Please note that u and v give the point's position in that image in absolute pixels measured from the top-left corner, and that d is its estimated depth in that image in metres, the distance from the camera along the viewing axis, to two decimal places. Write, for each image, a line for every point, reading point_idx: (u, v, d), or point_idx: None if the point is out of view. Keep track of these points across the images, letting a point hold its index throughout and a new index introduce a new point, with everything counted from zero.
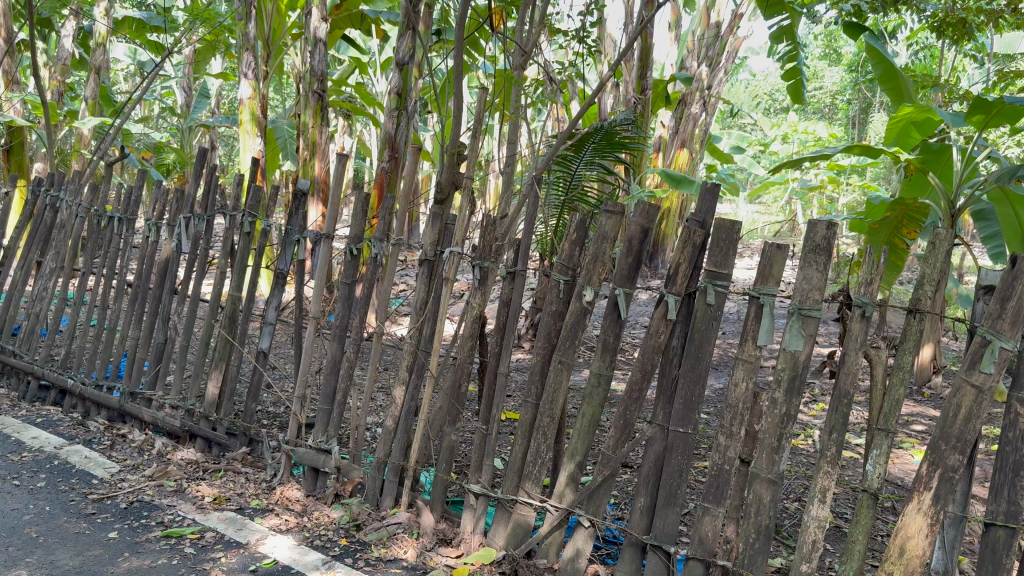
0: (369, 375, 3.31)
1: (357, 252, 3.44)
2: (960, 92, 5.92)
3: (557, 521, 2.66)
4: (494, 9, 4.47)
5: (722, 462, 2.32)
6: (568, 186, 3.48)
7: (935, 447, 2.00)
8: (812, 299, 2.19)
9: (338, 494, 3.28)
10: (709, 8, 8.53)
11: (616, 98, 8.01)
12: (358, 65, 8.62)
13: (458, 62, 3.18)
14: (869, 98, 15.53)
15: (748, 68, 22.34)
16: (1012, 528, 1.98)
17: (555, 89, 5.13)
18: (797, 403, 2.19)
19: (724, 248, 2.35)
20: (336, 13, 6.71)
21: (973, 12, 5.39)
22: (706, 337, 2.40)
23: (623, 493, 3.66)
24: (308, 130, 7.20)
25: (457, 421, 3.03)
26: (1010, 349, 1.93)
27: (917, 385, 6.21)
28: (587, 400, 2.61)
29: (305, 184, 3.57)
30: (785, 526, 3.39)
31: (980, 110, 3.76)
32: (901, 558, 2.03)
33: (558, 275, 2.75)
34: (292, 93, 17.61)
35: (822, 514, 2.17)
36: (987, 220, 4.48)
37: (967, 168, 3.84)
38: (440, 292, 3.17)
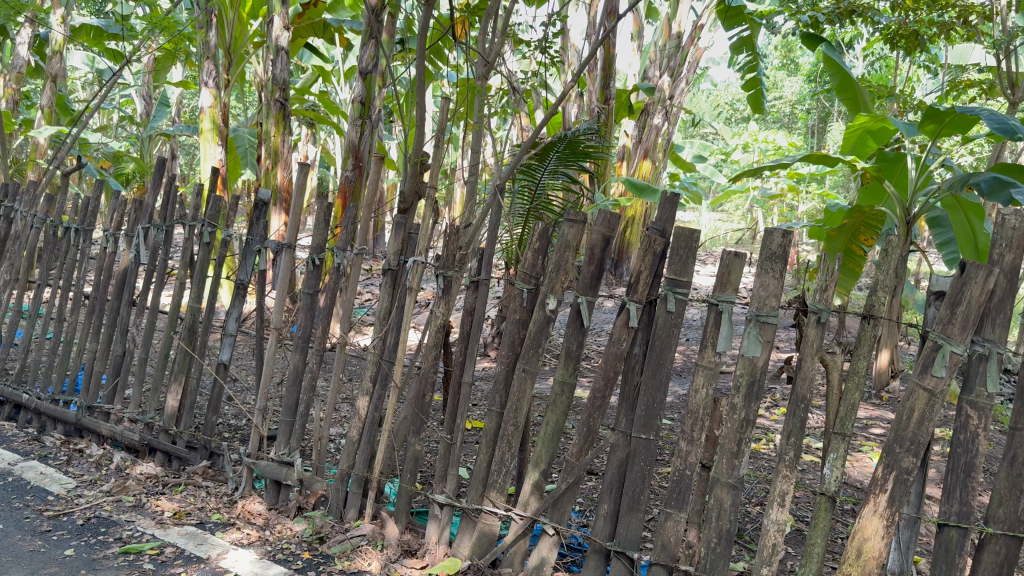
0: (332, 385, 3.26)
1: (320, 261, 3.39)
2: (915, 102, 6.07)
3: (521, 530, 2.65)
4: (458, 18, 4.48)
5: (684, 467, 2.35)
6: (532, 195, 3.45)
7: (889, 450, 2.04)
8: (769, 305, 2.21)
9: (301, 507, 3.26)
10: (672, 18, 8.56)
11: (581, 106, 8.00)
12: (321, 73, 8.56)
13: (420, 72, 3.16)
14: (828, 108, 15.82)
15: (711, 77, 22.68)
16: (964, 528, 2.02)
17: (519, 98, 5.14)
18: (755, 408, 2.22)
19: (684, 255, 2.37)
20: (298, 21, 6.56)
21: (926, 24, 5.54)
22: (667, 345, 2.42)
23: (588, 500, 3.68)
24: (270, 138, 7.13)
25: (422, 431, 3.02)
26: (961, 353, 1.97)
27: (875, 390, 6.31)
28: (551, 408, 2.61)
29: (267, 194, 3.53)
30: (748, 531, 3.43)
31: (933, 119, 3.83)
32: (858, 560, 2.07)
33: (522, 284, 2.76)
34: (255, 102, 17.44)
35: (781, 518, 2.20)
36: (942, 227, 4.56)
37: (921, 176, 3.80)
38: (403, 301, 3.16)
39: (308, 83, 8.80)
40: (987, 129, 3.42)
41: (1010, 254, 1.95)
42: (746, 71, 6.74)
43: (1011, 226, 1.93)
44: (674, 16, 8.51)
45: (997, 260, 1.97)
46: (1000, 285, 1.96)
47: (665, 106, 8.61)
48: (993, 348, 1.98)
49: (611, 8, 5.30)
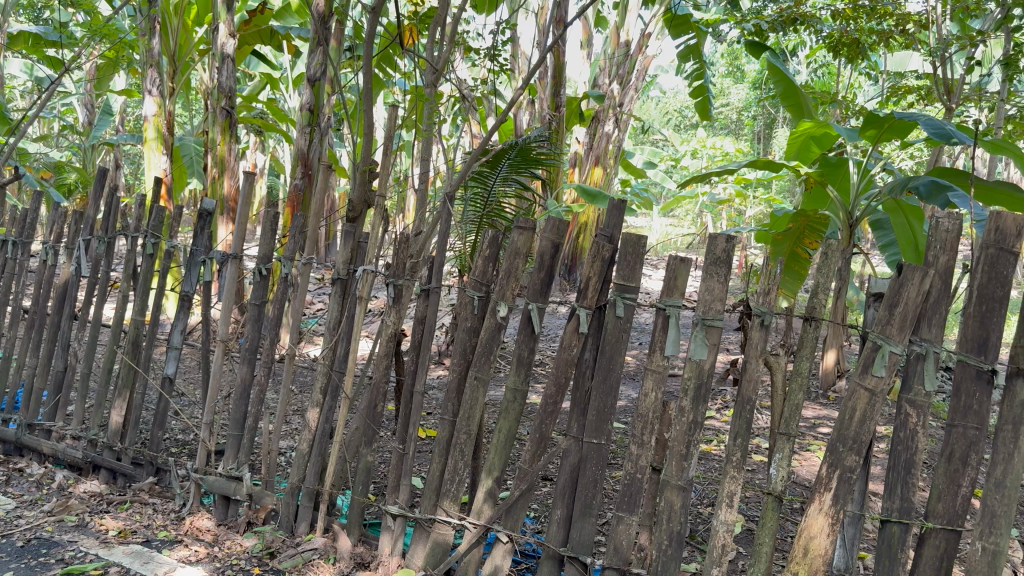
0: (280, 397, 3.21)
1: (267, 272, 3.34)
2: (856, 107, 6.25)
3: (475, 538, 2.64)
4: (408, 26, 4.47)
5: (635, 470, 2.37)
6: (485, 203, 3.38)
7: (833, 449, 2.08)
8: (714, 309, 2.24)
9: (250, 522, 3.21)
10: (619, 27, 8.64)
11: (532, 114, 8.03)
12: (269, 81, 8.45)
13: (367, 81, 3.12)
14: (774, 115, 16.18)
15: (660, 85, 23.00)
16: (905, 523, 2.07)
17: (470, 105, 5.13)
18: (703, 410, 2.25)
19: (632, 262, 2.39)
20: (244, 29, 6.46)
21: (866, 33, 5.71)
22: (616, 350, 2.44)
23: (542, 506, 3.70)
24: (216, 146, 6.96)
25: (374, 442, 2.99)
26: (899, 353, 2.02)
27: (822, 389, 6.42)
28: (504, 415, 2.61)
29: (211, 203, 3.47)
30: (699, 531, 3.48)
31: (873, 125, 3.93)
32: (805, 558, 2.11)
33: (472, 291, 2.75)
34: (200, 111, 17.12)
35: (729, 518, 2.24)
36: (883, 229, 4.68)
37: (863, 180, 3.87)
38: (353, 310, 3.12)
39: (256, 91, 8.68)
40: (925, 134, 3.51)
41: (944, 255, 1.99)
42: (693, 79, 6.83)
43: (944, 228, 1.98)
44: (622, 25, 8.60)
45: (931, 262, 2.01)
46: (935, 286, 2.01)
47: (615, 113, 8.70)
48: (930, 347, 2.03)
49: (560, 16, 5.34)
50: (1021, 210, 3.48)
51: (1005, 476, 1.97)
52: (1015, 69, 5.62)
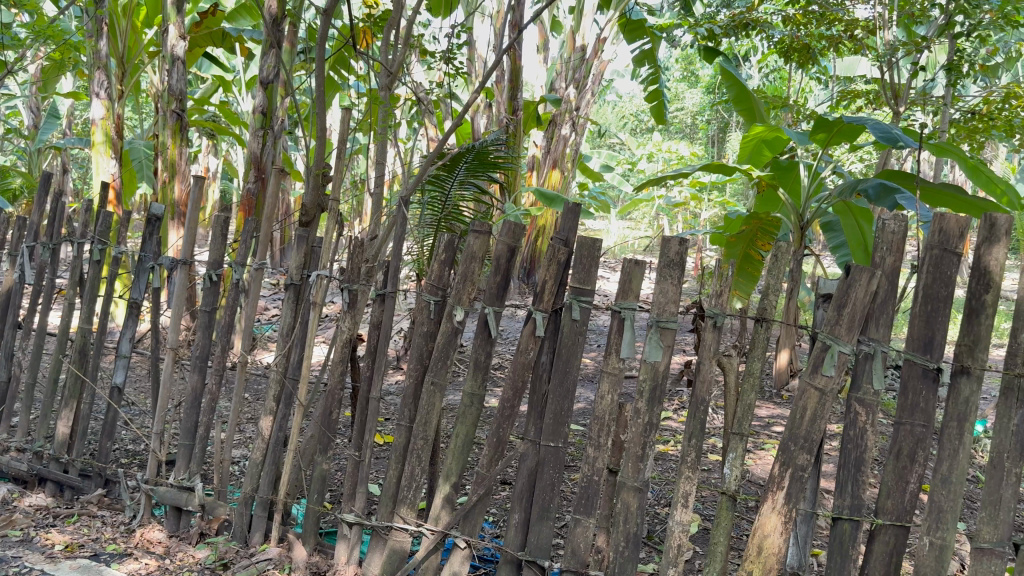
0: (233, 405, 3.15)
1: (218, 277, 3.27)
2: (807, 112, 6.38)
3: (432, 545, 2.62)
4: (362, 29, 4.44)
5: (592, 473, 2.38)
6: (442, 206, 3.34)
7: (785, 449, 2.11)
8: (668, 311, 2.26)
9: (203, 533, 3.15)
10: (575, 32, 8.67)
11: (489, 117, 8.02)
12: (221, 83, 8.31)
13: (319, 84, 3.08)
14: (727, 119, 16.41)
15: (615, 89, 23.16)
16: (856, 520, 2.11)
17: (426, 108, 5.11)
18: (658, 411, 2.26)
19: (588, 264, 2.40)
20: (195, 30, 6.35)
21: (816, 38, 5.83)
22: (573, 353, 2.44)
23: (501, 510, 3.70)
24: (166, 151, 6.71)
25: (329, 449, 2.96)
26: (848, 352, 2.05)
27: (776, 389, 6.51)
28: (461, 420, 2.59)
29: (160, 208, 3.40)
30: (657, 532, 3.51)
31: (824, 128, 4.00)
32: (759, 557, 2.14)
33: (428, 296, 2.73)
34: (151, 113, 16.77)
35: (685, 518, 2.26)
36: (833, 231, 4.76)
37: (813, 182, 3.97)
38: (307, 316, 3.08)
39: (208, 93, 8.52)
40: (873, 138, 3.57)
41: (891, 257, 2.04)
42: (648, 83, 6.88)
43: (891, 230, 2.01)
44: (577, 30, 8.63)
45: (879, 262, 2.05)
46: (882, 287, 2.05)
47: (572, 117, 8.74)
48: (878, 347, 2.07)
49: (516, 20, 5.34)
50: (967, 210, 3.54)
51: (950, 472, 2.02)
52: (959, 75, 5.76)
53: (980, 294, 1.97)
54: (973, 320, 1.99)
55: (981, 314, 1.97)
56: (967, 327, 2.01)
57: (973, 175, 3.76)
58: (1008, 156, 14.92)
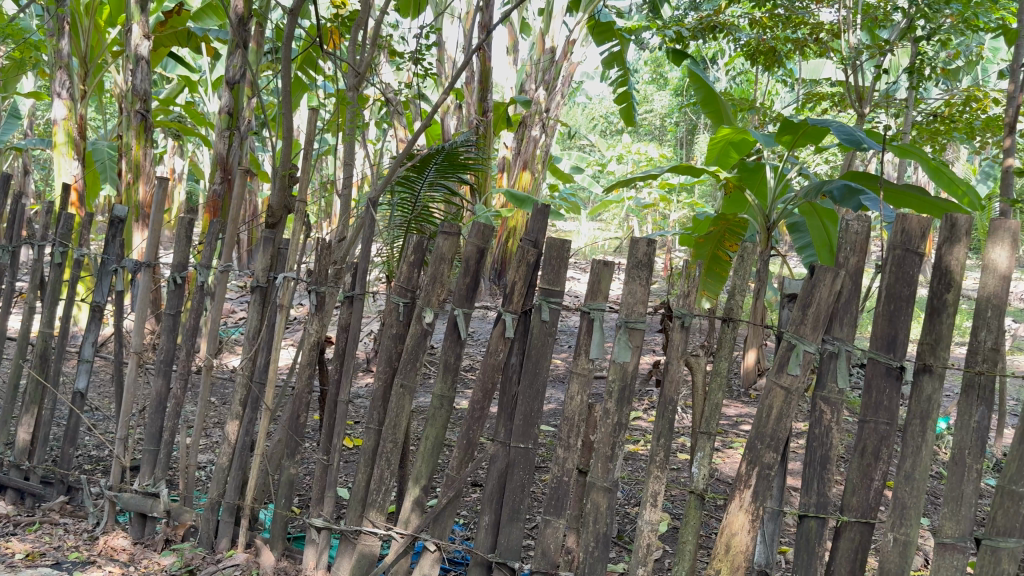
0: (198, 410, 3.11)
1: (182, 280, 3.22)
2: (773, 114, 6.45)
3: (402, 548, 2.61)
4: (330, 29, 4.41)
5: (561, 474, 2.38)
6: (411, 207, 3.31)
7: (752, 447, 2.14)
8: (637, 312, 2.27)
9: (168, 539, 3.11)
10: (544, 33, 8.68)
11: (459, 119, 8.00)
12: (187, 84, 8.20)
13: (286, 85, 3.05)
14: (695, 121, 16.56)
15: (585, 91, 23.26)
16: (822, 518, 2.14)
17: (395, 109, 5.08)
18: (627, 411, 2.28)
19: (557, 265, 2.40)
20: (160, 30, 6.18)
21: (781, 41, 5.90)
22: (542, 354, 2.44)
23: (471, 512, 3.69)
24: (130, 151, 6.46)
25: (297, 453, 2.93)
26: (813, 351, 2.08)
27: (744, 388, 6.58)
28: (431, 423, 2.58)
29: (123, 210, 3.35)
30: (627, 531, 3.53)
31: (789, 130, 4.04)
32: (727, 555, 2.16)
33: (397, 297, 2.71)
34: (115, 113, 16.51)
35: (654, 518, 2.27)
36: (799, 232, 4.81)
37: (779, 184, 4.02)
38: (274, 319, 3.05)
39: (174, 94, 8.40)
40: (837, 140, 3.62)
41: (854, 257, 2.06)
42: (617, 85, 6.91)
43: (854, 230, 2.04)
44: (547, 31, 8.65)
45: (842, 263, 2.08)
46: (846, 286, 2.08)
47: (542, 119, 8.76)
48: (841, 346, 2.09)
49: (485, 21, 5.33)
50: (930, 212, 3.60)
51: (914, 469, 2.05)
52: (921, 78, 5.86)
53: (942, 293, 2.00)
54: (935, 319, 2.03)
55: (942, 313, 2.01)
56: (929, 326, 2.04)
57: (935, 176, 3.83)
58: (968, 159, 15.23)
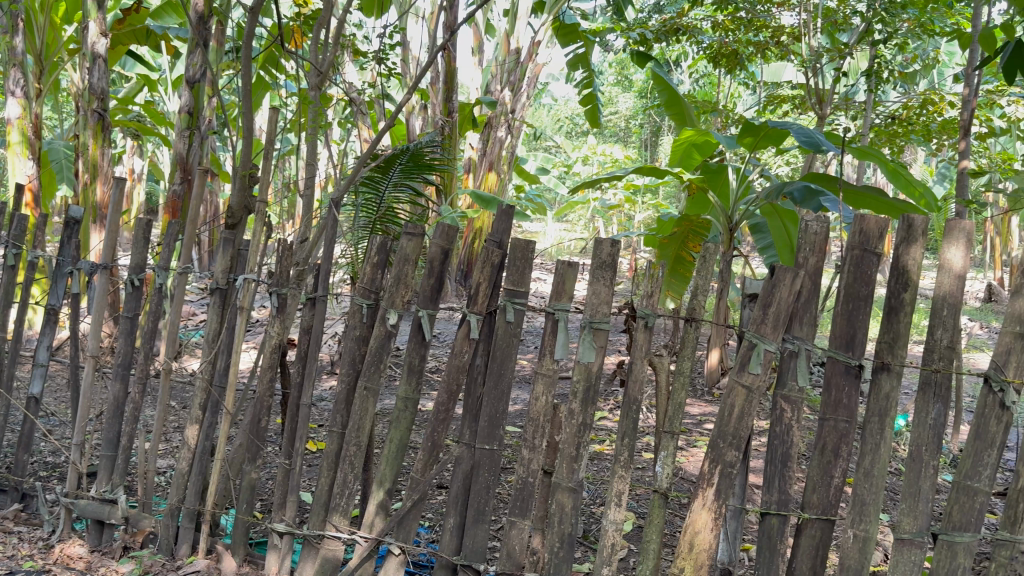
0: (157, 414, 3.05)
1: (140, 282, 3.16)
2: (735, 116, 6.52)
3: (366, 552, 2.59)
4: (293, 28, 4.37)
5: (526, 475, 2.38)
6: (376, 207, 3.26)
7: (714, 446, 2.15)
8: (601, 312, 2.27)
9: (127, 547, 3.05)
10: (509, 34, 8.68)
11: (424, 119, 7.97)
12: (146, 82, 8.06)
13: (246, 84, 3.01)
14: (659, 123, 16.70)
15: (550, 93, 23.33)
16: (783, 515, 2.16)
17: (358, 109, 5.04)
18: (592, 411, 2.28)
19: (521, 266, 2.39)
20: (117, 27, 6.07)
21: (743, 44, 5.97)
22: (507, 355, 2.44)
23: (437, 514, 3.68)
24: (87, 152, 6.37)
25: (258, 457, 2.89)
26: (773, 350, 2.09)
27: (707, 388, 6.64)
28: (395, 425, 2.56)
29: (79, 211, 3.28)
30: (592, 531, 3.54)
31: (751, 132, 4.08)
32: (691, 553, 2.17)
33: (361, 299, 2.69)
34: (71, 112, 16.19)
35: (618, 517, 2.28)
36: (761, 233, 4.87)
37: (741, 186, 4.06)
38: (234, 322, 3.00)
39: (132, 93, 8.25)
40: (797, 142, 3.66)
41: (813, 257, 2.08)
42: (582, 86, 6.93)
43: (813, 231, 2.06)
44: (512, 32, 8.67)
45: (802, 263, 2.10)
46: (805, 286, 2.10)
47: (507, 120, 8.76)
48: (802, 345, 2.11)
49: (450, 21, 5.32)
50: (887, 213, 3.67)
51: (873, 466, 2.08)
52: (879, 81, 5.96)
53: (899, 293, 2.03)
54: (892, 318, 2.06)
55: (900, 313, 2.04)
56: (887, 325, 2.07)
57: (893, 178, 3.89)
58: (925, 161, 15.55)
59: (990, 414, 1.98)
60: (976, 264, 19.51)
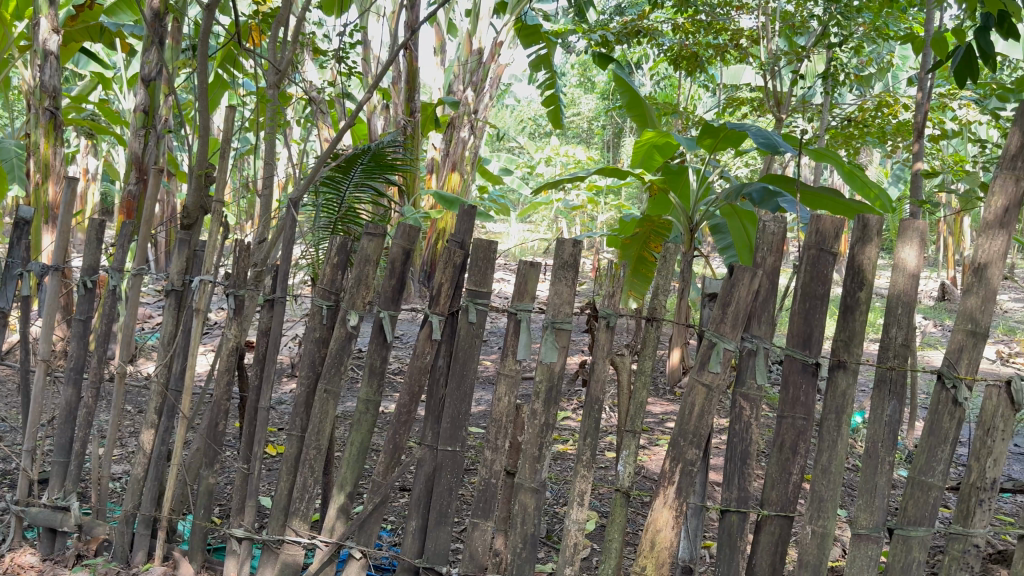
0: (111, 419, 2.98)
1: (93, 284, 3.09)
2: (696, 117, 6.58)
3: (326, 557, 2.56)
4: (251, 26, 4.30)
5: (489, 476, 2.37)
6: (337, 208, 3.23)
7: (675, 444, 2.17)
8: (563, 312, 2.27)
9: (80, 555, 2.98)
10: (472, 34, 8.66)
11: (386, 119, 7.92)
12: (100, 80, 7.87)
13: (203, 82, 2.95)
14: (621, 124, 16.82)
15: (514, 94, 23.36)
16: (743, 512, 2.19)
17: (318, 109, 4.98)
18: (554, 411, 2.28)
19: (483, 266, 2.38)
20: (70, 24, 5.91)
21: (703, 47, 6.03)
22: (469, 356, 2.43)
23: (399, 517, 3.66)
24: (39, 150, 6.11)
25: (216, 462, 2.85)
26: (732, 349, 2.11)
27: (669, 387, 6.69)
28: (356, 428, 2.53)
29: (28, 212, 3.20)
30: (555, 531, 3.55)
31: (710, 134, 4.11)
32: (653, 552, 2.18)
33: (321, 301, 2.66)
34: (22, 111, 15.78)
35: (580, 516, 2.29)
36: (721, 233, 4.92)
37: (701, 187, 4.10)
38: (191, 324, 2.95)
39: (86, 91, 8.05)
40: (755, 143, 3.70)
41: (771, 257, 2.11)
42: (544, 87, 6.94)
43: (771, 231, 2.09)
44: (474, 32, 8.66)
45: (760, 263, 2.13)
46: (763, 285, 2.12)
47: (470, 120, 8.73)
48: (760, 344, 2.14)
49: (411, 20, 5.29)
50: (843, 213, 3.73)
51: (830, 462, 2.11)
52: (835, 83, 6.06)
53: (855, 291, 2.06)
54: (848, 316, 2.08)
55: (855, 311, 2.07)
56: (843, 324, 2.10)
57: (849, 179, 3.96)
58: (880, 163, 15.86)
59: (943, 411, 2.02)
60: (929, 265, 19.97)
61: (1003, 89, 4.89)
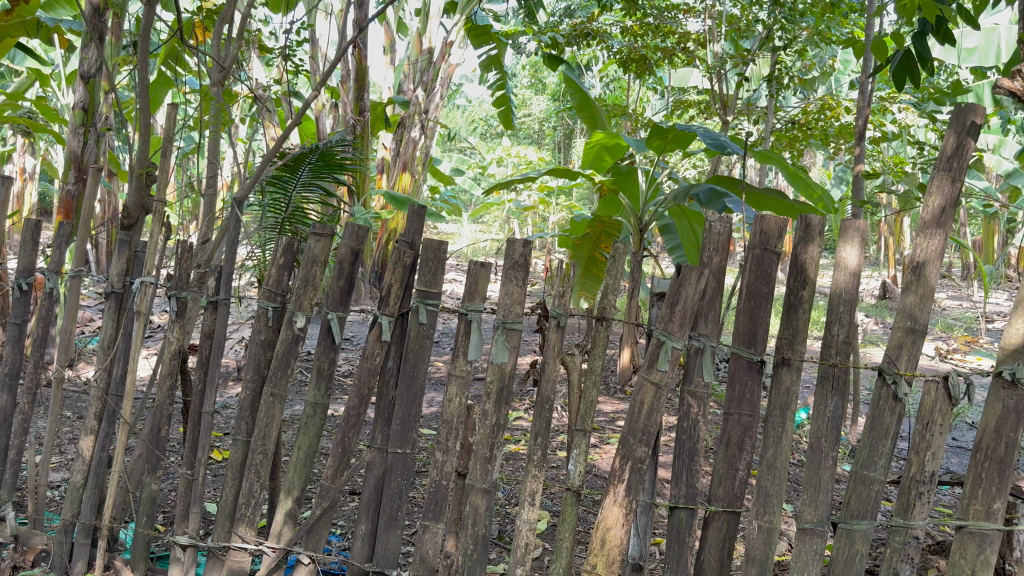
0: (48, 425, 2.89)
1: (28, 287, 2.99)
2: (645, 119, 6.64)
3: (274, 563, 2.53)
4: (194, 21, 4.20)
5: (439, 478, 2.36)
6: (284, 207, 3.19)
7: (625, 442, 2.19)
8: (514, 312, 2.26)
9: (16, 566, 2.89)
10: (421, 34, 8.61)
11: (335, 117, 7.82)
12: (38, 76, 7.57)
13: (143, 79, 2.87)
14: (572, 125, 16.89)
15: (464, 93, 23.29)
16: (691, 509, 2.21)
17: (264, 107, 4.89)
18: (505, 411, 2.28)
19: (433, 267, 2.37)
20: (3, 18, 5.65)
21: (652, 49, 6.08)
22: (419, 357, 2.41)
23: (349, 521, 3.62)
24: None
25: (159, 468, 2.78)
26: (680, 348, 2.13)
27: (619, 385, 6.75)
28: (304, 431, 2.50)
29: None
30: (506, 531, 3.55)
31: (659, 135, 4.15)
32: (603, 549, 2.20)
33: (267, 303, 2.60)
34: None
35: (531, 516, 2.29)
36: (670, 233, 4.97)
37: (650, 188, 4.13)
38: (131, 326, 2.88)
39: (23, 88, 7.74)
40: (703, 144, 3.75)
41: (717, 257, 2.14)
42: (495, 88, 6.93)
43: (716, 231, 2.12)
44: (424, 32, 8.61)
45: (707, 262, 2.15)
46: (710, 285, 2.14)
47: (421, 120, 8.68)
48: (707, 342, 2.16)
49: (359, 19, 5.24)
50: (787, 213, 3.81)
51: (775, 459, 2.15)
52: (780, 86, 6.18)
53: (798, 290, 2.10)
54: (791, 315, 2.12)
55: (798, 310, 2.10)
56: (787, 322, 2.13)
57: (793, 180, 4.04)
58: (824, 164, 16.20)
59: (884, 407, 2.07)
60: (870, 263, 20.45)
61: (940, 93, 5.03)
